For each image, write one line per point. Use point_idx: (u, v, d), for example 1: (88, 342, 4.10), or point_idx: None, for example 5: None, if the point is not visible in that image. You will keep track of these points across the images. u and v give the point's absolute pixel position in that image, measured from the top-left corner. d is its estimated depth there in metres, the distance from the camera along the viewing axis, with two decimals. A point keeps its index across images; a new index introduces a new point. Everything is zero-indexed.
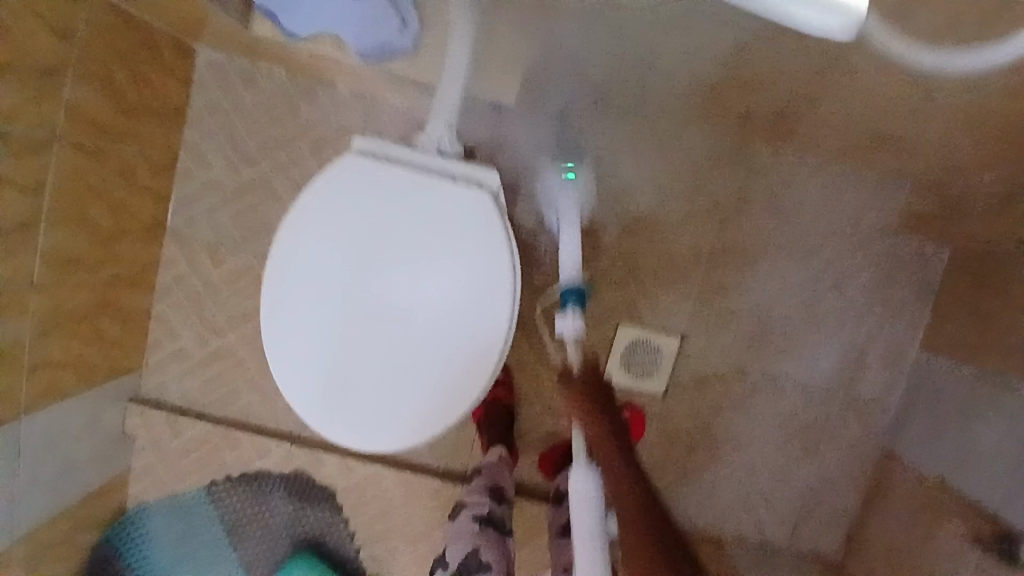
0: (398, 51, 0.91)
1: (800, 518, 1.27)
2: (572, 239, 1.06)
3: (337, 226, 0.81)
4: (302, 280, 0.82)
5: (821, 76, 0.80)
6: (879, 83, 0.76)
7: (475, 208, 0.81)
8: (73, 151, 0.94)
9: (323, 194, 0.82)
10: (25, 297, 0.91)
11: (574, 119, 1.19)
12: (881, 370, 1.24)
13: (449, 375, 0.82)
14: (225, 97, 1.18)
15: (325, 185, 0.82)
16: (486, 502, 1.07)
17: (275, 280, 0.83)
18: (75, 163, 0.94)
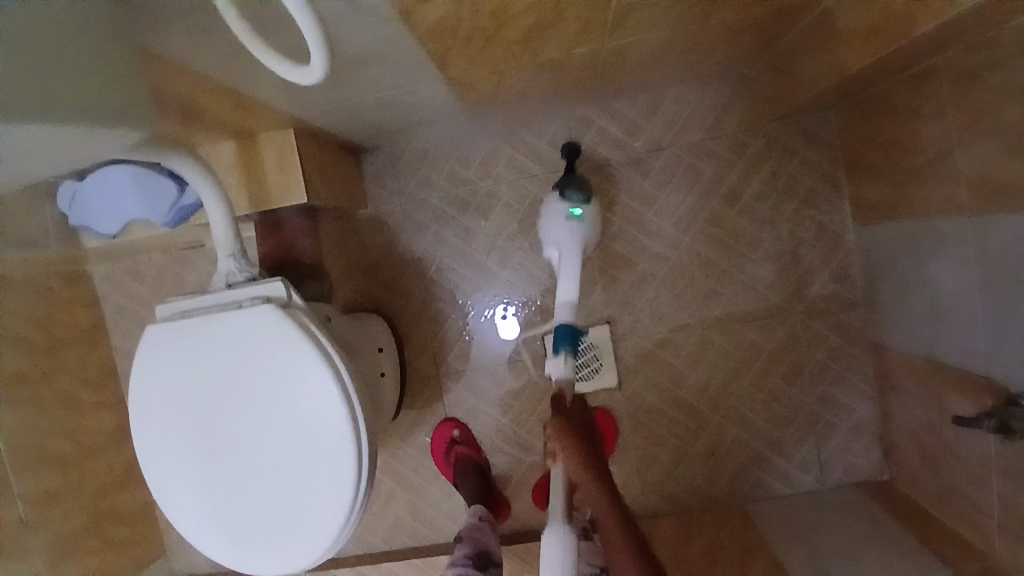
0: (194, 207, 1.03)
1: (819, 445, 1.17)
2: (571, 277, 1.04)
3: (167, 393, 0.90)
4: (164, 453, 0.91)
5: (537, 34, 0.78)
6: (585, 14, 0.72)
7: (264, 318, 0.88)
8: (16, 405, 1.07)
9: (142, 374, 0.90)
10: (24, 540, 1.05)
11: (411, 172, 1.22)
12: (826, 263, 1.14)
13: (319, 466, 0.87)
14: (128, 297, 1.32)
15: (140, 367, 0.90)
16: (470, 573, 0.96)
17: (146, 465, 0.91)
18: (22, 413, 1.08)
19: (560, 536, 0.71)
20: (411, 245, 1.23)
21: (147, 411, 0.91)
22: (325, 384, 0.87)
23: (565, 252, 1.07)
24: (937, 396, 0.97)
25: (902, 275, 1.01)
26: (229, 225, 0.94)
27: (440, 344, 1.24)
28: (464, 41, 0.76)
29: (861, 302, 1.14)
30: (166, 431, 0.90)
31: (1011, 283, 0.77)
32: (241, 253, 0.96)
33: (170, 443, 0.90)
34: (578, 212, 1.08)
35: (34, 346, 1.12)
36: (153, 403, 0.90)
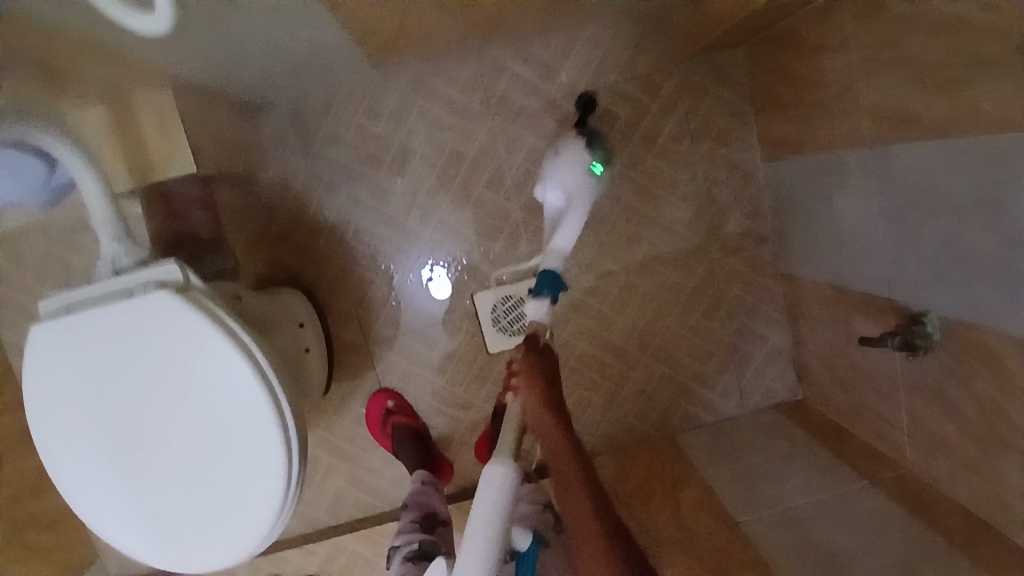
0: (65, 184, 0.92)
1: (741, 374, 1.23)
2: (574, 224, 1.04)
3: (61, 395, 0.82)
4: (68, 459, 0.83)
5: None
6: None
7: (159, 303, 0.80)
8: None
9: (30, 377, 0.82)
10: None
11: (315, 131, 1.14)
12: (739, 199, 1.17)
13: (244, 454, 0.83)
14: (10, 291, 1.18)
15: (27, 368, 0.82)
16: (416, 534, 0.96)
17: (50, 473, 0.84)
18: None
19: (502, 469, 0.67)
20: (323, 210, 1.16)
21: (41, 415, 0.83)
22: (239, 368, 0.81)
23: (575, 202, 1.07)
24: (845, 320, 1.03)
25: (809, 206, 1.05)
26: (105, 203, 0.84)
27: (366, 311, 1.20)
28: None
29: (773, 235, 1.18)
30: (68, 435, 0.83)
31: (916, 212, 0.81)
32: (126, 235, 0.86)
33: (73, 447, 0.83)
34: (596, 170, 1.09)
35: None
36: (48, 407, 0.82)
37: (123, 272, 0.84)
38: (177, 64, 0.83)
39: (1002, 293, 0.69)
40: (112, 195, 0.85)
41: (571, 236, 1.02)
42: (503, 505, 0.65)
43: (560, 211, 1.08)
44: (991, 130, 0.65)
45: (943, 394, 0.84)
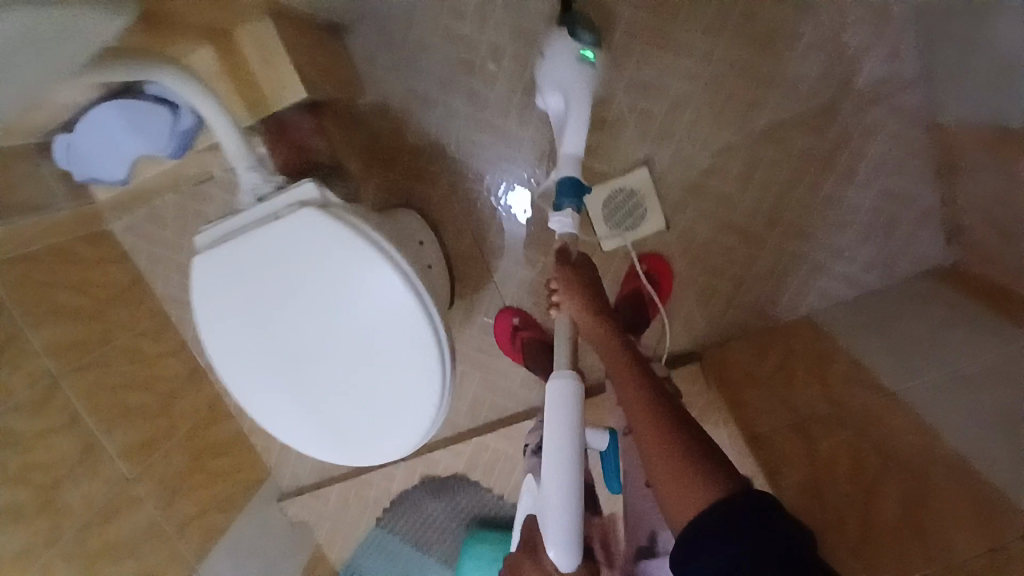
0: (192, 129, 0.96)
1: (890, 242, 1.12)
2: (579, 124, 0.94)
3: (233, 321, 0.89)
4: (248, 378, 0.91)
5: None
6: None
7: (302, 222, 0.84)
8: (79, 374, 1.12)
9: (204, 308, 0.89)
10: (130, 489, 1.13)
11: (406, 41, 1.12)
12: (871, 40, 1.04)
13: (400, 358, 0.87)
14: (158, 245, 1.29)
15: (200, 300, 0.89)
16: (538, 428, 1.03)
17: (236, 392, 0.93)
18: (84, 381, 1.13)
19: (563, 377, 0.71)
20: (423, 124, 1.15)
21: (219, 340, 0.91)
22: (386, 276, 0.84)
23: (574, 94, 0.96)
24: (1011, 163, 0.90)
25: (963, 32, 0.91)
26: (238, 136, 0.88)
27: (478, 222, 1.20)
28: None
29: (918, 78, 1.04)
30: (243, 356, 0.90)
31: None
32: (259, 163, 0.90)
33: (251, 366, 0.91)
34: (589, 58, 0.98)
35: (73, 313, 1.14)
36: (224, 332, 0.90)
37: (265, 198, 0.87)
38: None
39: None
40: (240, 129, 0.90)
41: (579, 138, 0.94)
42: (570, 412, 0.68)
43: (562, 113, 0.97)
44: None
45: None
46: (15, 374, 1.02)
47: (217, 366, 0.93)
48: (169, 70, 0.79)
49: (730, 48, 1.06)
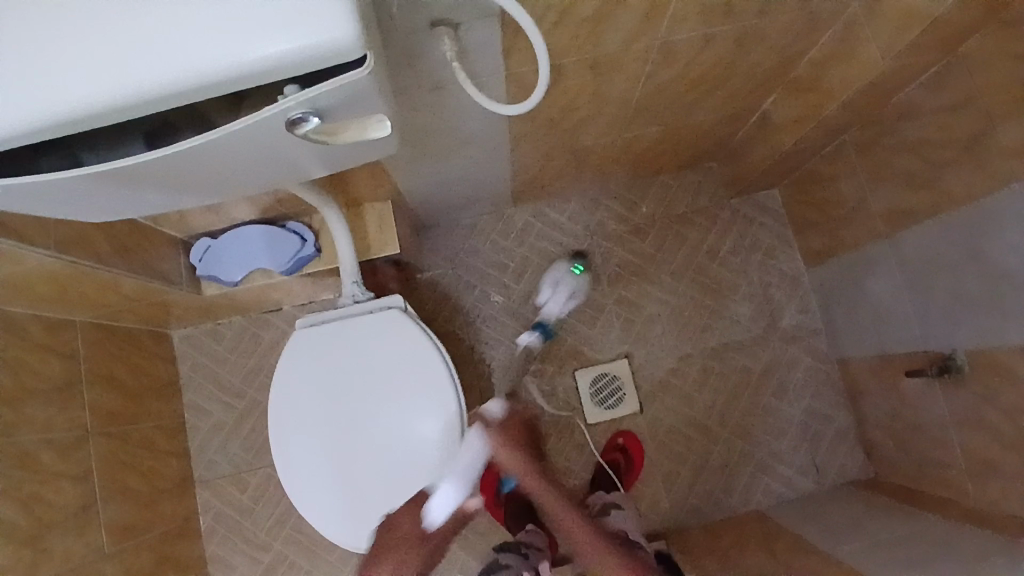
0: (309, 259, 1.23)
1: (814, 451, 1.40)
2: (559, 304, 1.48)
3: (303, 387, 1.06)
4: (295, 441, 1.05)
5: (581, 123, 1.14)
6: (609, 99, 1.08)
7: (390, 320, 1.06)
8: (106, 440, 1.20)
9: (282, 371, 1.07)
10: (102, 570, 1.11)
11: (461, 239, 1.50)
12: (791, 300, 1.47)
13: (432, 446, 1.03)
14: (203, 355, 1.47)
15: (282, 364, 1.07)
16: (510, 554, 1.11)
17: (278, 453, 1.05)
18: (108, 448, 1.20)
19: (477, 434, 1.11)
20: (460, 300, 1.48)
21: (284, 402, 1.06)
22: (442, 374, 1.05)
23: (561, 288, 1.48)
24: (896, 386, 1.25)
25: (849, 297, 1.35)
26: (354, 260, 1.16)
27: (487, 383, 1.46)
28: (537, 125, 1.10)
29: (822, 330, 1.46)
30: (300, 420, 1.05)
31: (934, 273, 1.10)
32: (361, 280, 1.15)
33: (303, 431, 1.05)
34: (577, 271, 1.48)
35: (121, 388, 1.27)
36: (291, 396, 1.06)
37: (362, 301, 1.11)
38: (410, 184, 1.23)
39: (1005, 312, 0.97)
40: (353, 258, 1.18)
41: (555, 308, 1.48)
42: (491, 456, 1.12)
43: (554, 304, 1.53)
44: (985, 194, 0.97)
45: (982, 418, 1.05)
46: (63, 416, 1.11)
47: (271, 425, 1.06)
48: (329, 204, 1.11)
49: (690, 288, 1.48)
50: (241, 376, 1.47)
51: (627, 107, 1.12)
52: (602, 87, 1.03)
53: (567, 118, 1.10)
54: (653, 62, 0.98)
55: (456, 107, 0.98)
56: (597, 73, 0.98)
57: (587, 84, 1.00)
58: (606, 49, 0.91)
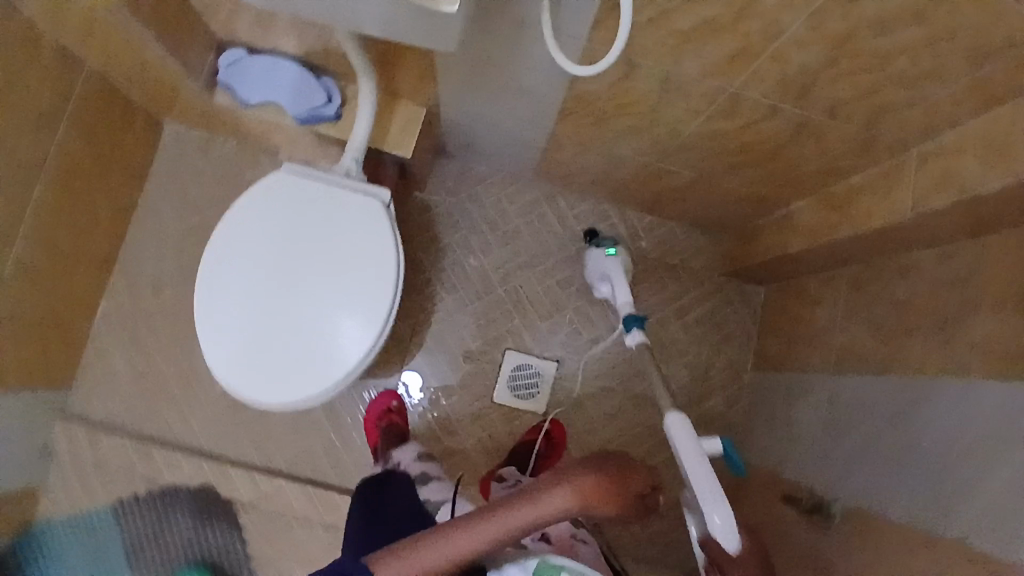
0: (324, 121, 1.21)
1: (671, 526, 1.45)
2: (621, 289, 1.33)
3: (259, 221, 1.07)
4: (227, 264, 1.06)
5: (629, 132, 1.16)
6: (664, 124, 1.10)
7: (368, 207, 1.07)
8: (56, 185, 1.18)
9: (249, 199, 1.08)
10: None
11: (469, 182, 1.51)
12: (723, 388, 1.51)
13: (343, 334, 1.04)
14: (184, 158, 1.44)
15: (253, 193, 1.08)
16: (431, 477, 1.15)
17: (206, 267, 1.07)
18: (55, 193, 1.19)
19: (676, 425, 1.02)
20: (439, 235, 1.49)
21: (236, 226, 1.07)
22: (387, 277, 1.06)
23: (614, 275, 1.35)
24: (769, 505, 1.30)
25: (773, 410, 1.40)
26: (365, 139, 1.15)
27: (424, 319, 1.47)
28: (591, 113, 1.12)
29: (735, 428, 1.51)
30: (240, 248, 1.06)
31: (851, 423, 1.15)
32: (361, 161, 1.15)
33: (238, 259, 1.06)
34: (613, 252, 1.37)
35: (94, 146, 1.25)
36: (244, 223, 1.07)
37: (351, 180, 1.11)
38: (452, 103, 1.22)
39: (897, 484, 1.00)
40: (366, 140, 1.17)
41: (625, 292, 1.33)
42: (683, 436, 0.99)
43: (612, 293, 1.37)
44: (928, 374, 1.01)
45: (824, 564, 1.10)
46: (25, 140, 1.10)
47: (214, 239, 1.08)
48: (365, 74, 1.08)
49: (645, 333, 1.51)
50: (206, 195, 1.43)
51: (674, 139, 1.14)
52: (666, 109, 1.04)
53: (616, 119, 1.12)
54: (715, 108, 1.00)
55: (523, 53, 0.98)
56: (664, 91, 0.99)
57: (653, 98, 1.02)
58: (682, 72, 0.93)
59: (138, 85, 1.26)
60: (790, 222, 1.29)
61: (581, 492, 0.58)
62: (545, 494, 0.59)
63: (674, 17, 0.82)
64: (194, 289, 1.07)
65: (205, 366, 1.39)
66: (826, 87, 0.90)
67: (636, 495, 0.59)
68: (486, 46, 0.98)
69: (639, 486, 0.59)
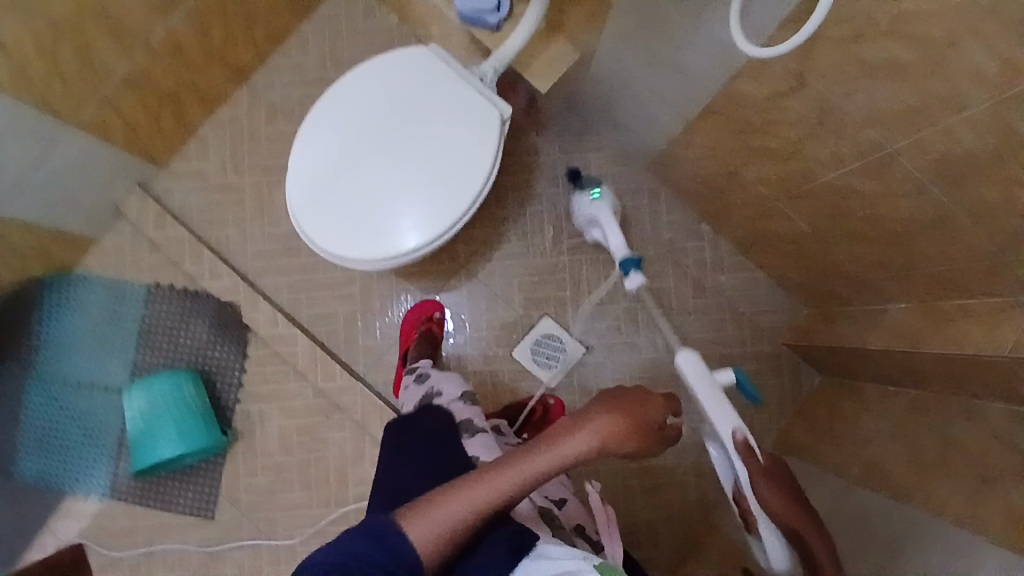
0: (484, 27, 1.22)
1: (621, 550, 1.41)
2: (612, 230, 1.27)
3: (386, 84, 1.08)
4: (341, 109, 1.09)
5: (763, 155, 1.11)
6: (806, 162, 1.04)
7: (488, 115, 1.07)
8: None
9: (387, 60, 1.09)
10: (136, 44, 1.18)
11: (584, 145, 1.50)
12: None
13: (411, 218, 1.05)
14: (346, 11, 1.48)
15: (393, 56, 1.09)
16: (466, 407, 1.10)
17: (323, 104, 1.10)
18: None
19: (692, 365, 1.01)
20: (536, 184, 1.49)
21: (364, 79, 1.09)
22: (474, 186, 1.06)
23: (603, 221, 1.30)
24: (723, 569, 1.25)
25: None
26: (513, 55, 1.15)
27: (485, 252, 1.48)
28: (735, 120, 1.08)
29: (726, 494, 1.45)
30: (359, 100, 1.08)
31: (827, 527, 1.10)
32: (498, 74, 1.15)
33: (352, 109, 1.08)
34: (597, 195, 1.33)
35: None
36: (373, 80, 1.09)
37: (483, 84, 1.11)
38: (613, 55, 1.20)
39: None
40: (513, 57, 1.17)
41: (616, 234, 1.26)
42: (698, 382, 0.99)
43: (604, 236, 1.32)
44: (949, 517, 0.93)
45: None
46: None
47: (341, 83, 1.10)
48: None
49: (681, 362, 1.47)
50: (350, 52, 1.47)
51: (802, 181, 1.09)
52: (813, 145, 0.99)
53: (757, 136, 1.08)
54: (864, 162, 0.94)
55: (700, 27, 0.95)
56: (819, 123, 0.95)
57: (805, 126, 0.97)
58: (847, 111, 0.88)
59: None
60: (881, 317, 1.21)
61: (604, 430, 0.73)
62: (565, 439, 0.73)
63: (867, 44, 0.78)
64: (304, 119, 1.10)
65: (278, 202, 1.45)
66: (979, 188, 0.82)
67: (653, 424, 0.76)
68: (672, 8, 0.98)
69: (657, 416, 0.77)
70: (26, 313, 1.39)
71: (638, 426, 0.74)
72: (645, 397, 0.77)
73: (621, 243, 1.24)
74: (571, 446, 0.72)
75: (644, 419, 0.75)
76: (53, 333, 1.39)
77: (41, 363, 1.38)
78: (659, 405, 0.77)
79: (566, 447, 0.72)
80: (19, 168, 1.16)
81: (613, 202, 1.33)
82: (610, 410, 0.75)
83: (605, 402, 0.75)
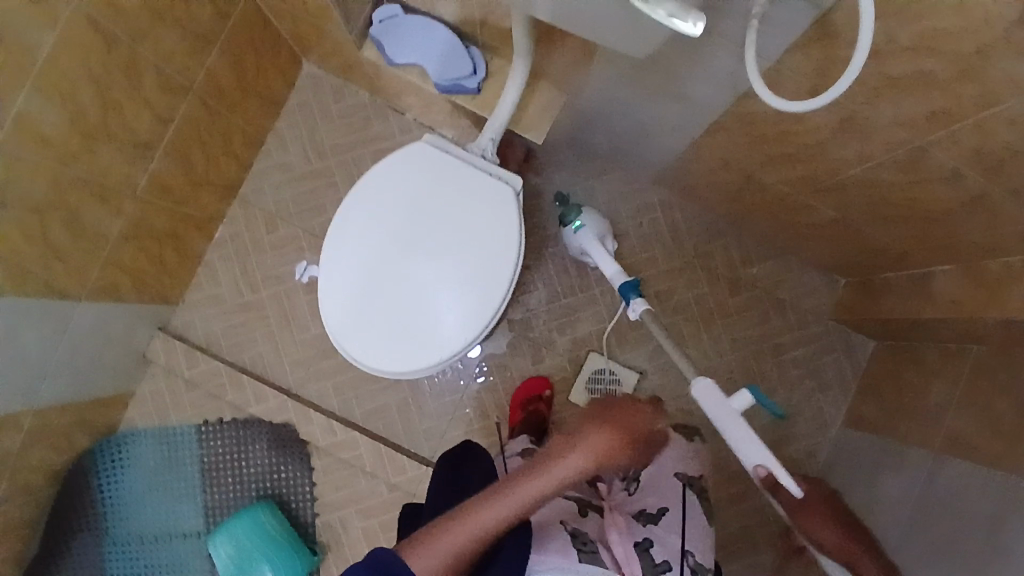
0: (464, 92, 1.18)
1: (724, 560, 1.41)
2: (602, 256, 1.25)
3: (395, 188, 1.06)
4: (357, 223, 1.06)
5: (781, 159, 1.08)
6: (828, 160, 1.02)
7: (502, 195, 1.05)
8: (198, 107, 1.21)
9: (391, 163, 1.07)
10: (123, 201, 1.15)
11: (586, 173, 1.48)
12: (807, 436, 1.45)
13: (454, 317, 1.03)
14: (316, 100, 1.44)
15: (395, 158, 1.07)
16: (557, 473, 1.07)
17: (338, 222, 1.07)
18: (196, 116, 1.21)
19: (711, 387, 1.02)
20: (548, 223, 1.47)
21: (372, 187, 1.07)
22: (507, 270, 1.04)
23: (593, 249, 1.27)
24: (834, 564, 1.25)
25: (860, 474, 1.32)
26: (506, 121, 1.13)
27: (516, 304, 1.46)
28: (747, 132, 1.05)
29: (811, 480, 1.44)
30: (373, 210, 1.06)
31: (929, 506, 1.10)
32: (497, 143, 1.13)
33: (368, 221, 1.06)
34: (578, 223, 1.30)
35: (239, 75, 1.27)
36: (381, 187, 1.06)
37: (486, 162, 1.09)
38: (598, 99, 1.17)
39: None
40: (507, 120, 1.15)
41: (608, 260, 1.23)
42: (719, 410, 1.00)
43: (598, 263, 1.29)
44: None
45: None
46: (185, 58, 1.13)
47: (350, 196, 1.08)
48: (523, 58, 1.04)
49: (735, 361, 1.46)
50: (332, 142, 1.43)
51: (827, 177, 1.06)
52: (835, 146, 0.97)
53: (774, 144, 1.05)
54: (893, 156, 0.92)
55: (700, 61, 0.92)
56: (840, 128, 0.92)
57: (823, 130, 0.95)
58: (870, 115, 0.86)
59: (292, 22, 1.26)
60: (927, 280, 1.19)
61: (597, 448, 0.73)
62: (561, 460, 0.73)
63: (885, 61, 0.75)
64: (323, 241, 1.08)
65: (301, 309, 1.43)
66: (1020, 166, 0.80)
67: (641, 435, 0.75)
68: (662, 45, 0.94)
69: (644, 425, 0.76)
70: (85, 482, 1.37)
71: (630, 440, 0.74)
72: (635, 405, 0.77)
73: (615, 267, 1.21)
74: (567, 467, 0.72)
75: (635, 435, 0.75)
76: (117, 496, 1.38)
77: (113, 529, 1.38)
78: (651, 414, 0.77)
79: (562, 468, 0.73)
80: (43, 356, 1.13)
81: (596, 221, 1.31)
82: (602, 426, 0.74)
83: (597, 419, 0.75)
